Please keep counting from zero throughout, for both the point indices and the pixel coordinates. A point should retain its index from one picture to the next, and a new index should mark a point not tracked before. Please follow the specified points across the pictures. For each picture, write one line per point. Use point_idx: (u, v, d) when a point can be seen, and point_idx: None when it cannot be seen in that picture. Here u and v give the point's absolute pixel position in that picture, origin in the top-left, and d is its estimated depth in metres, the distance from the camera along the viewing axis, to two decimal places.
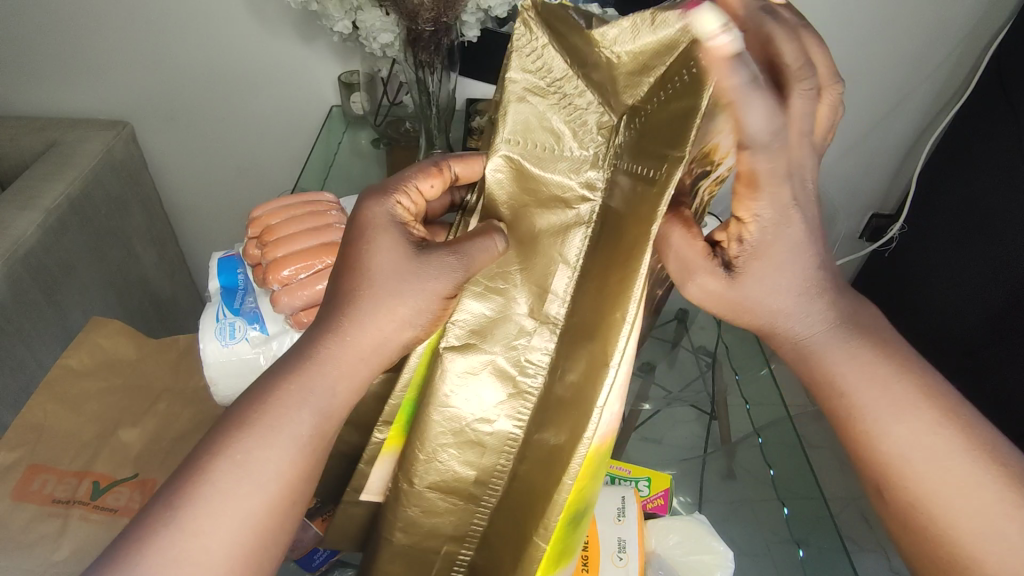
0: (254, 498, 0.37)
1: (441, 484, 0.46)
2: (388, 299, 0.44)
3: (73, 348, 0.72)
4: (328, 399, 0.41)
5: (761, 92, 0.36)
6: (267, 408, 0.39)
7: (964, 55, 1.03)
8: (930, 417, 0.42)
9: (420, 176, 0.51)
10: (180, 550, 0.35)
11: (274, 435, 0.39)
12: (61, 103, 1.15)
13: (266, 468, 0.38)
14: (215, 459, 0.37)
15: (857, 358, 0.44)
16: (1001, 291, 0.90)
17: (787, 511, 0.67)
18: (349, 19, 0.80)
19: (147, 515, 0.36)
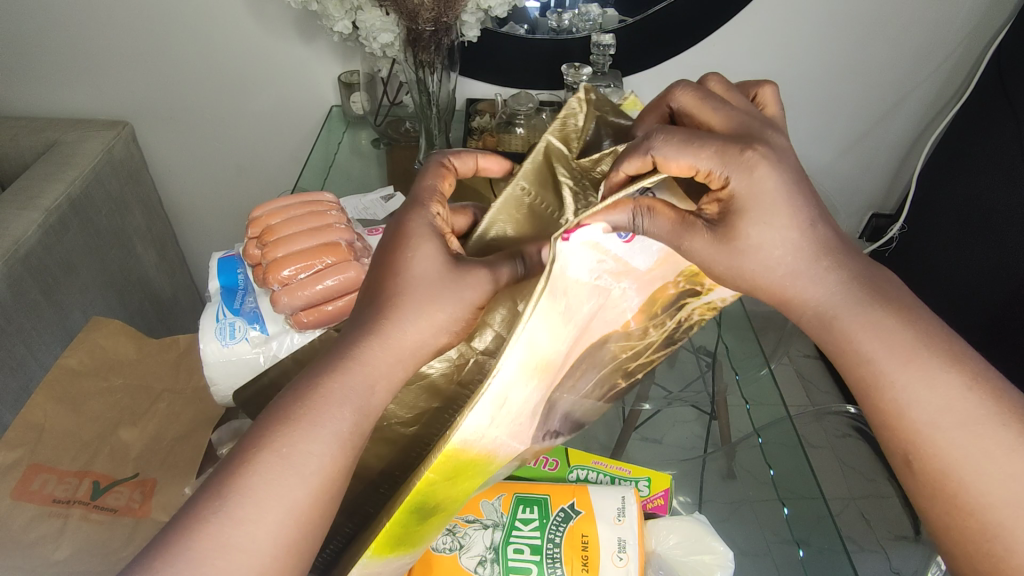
0: (297, 491, 0.38)
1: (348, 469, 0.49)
2: (427, 303, 0.44)
3: (73, 348, 0.72)
4: (367, 396, 0.41)
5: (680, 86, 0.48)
6: (309, 401, 0.40)
7: (963, 55, 1.04)
8: (948, 411, 0.42)
9: (434, 177, 0.51)
10: (227, 539, 0.35)
11: (317, 429, 0.39)
12: (61, 103, 1.15)
13: (310, 461, 0.38)
14: (261, 452, 0.38)
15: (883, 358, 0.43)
16: (1001, 290, 0.90)
17: (787, 511, 0.64)
18: (349, 19, 0.79)
19: (198, 502, 0.37)
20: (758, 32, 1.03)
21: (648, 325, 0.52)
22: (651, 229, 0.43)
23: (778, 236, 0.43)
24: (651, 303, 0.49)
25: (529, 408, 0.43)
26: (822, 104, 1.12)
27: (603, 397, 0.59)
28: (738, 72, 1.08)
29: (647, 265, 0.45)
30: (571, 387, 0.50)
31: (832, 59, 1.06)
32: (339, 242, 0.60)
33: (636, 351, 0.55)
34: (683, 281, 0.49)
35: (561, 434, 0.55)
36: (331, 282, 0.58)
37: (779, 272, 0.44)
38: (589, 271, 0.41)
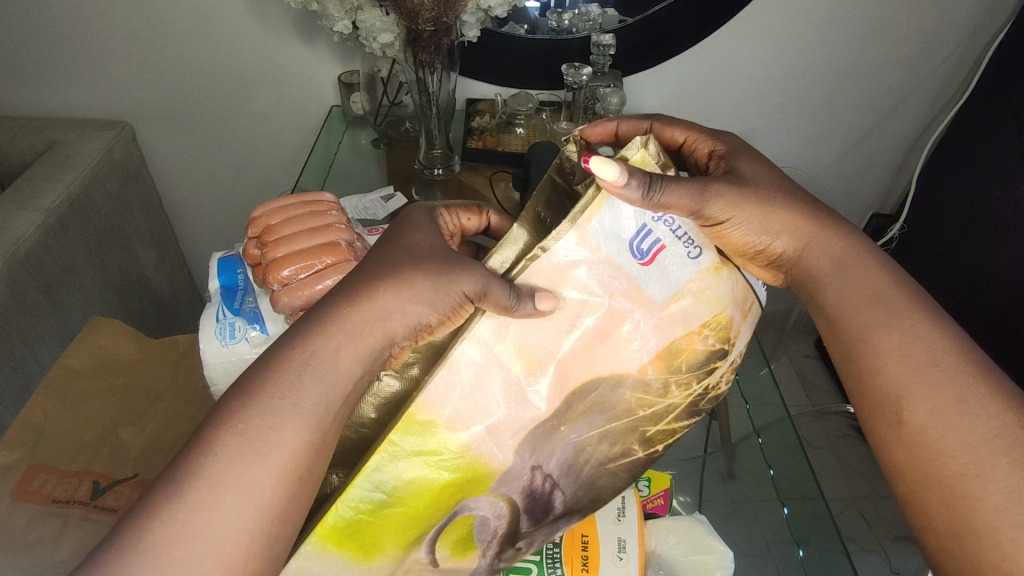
0: (255, 468, 0.38)
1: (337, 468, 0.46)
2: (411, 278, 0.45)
3: (73, 348, 0.73)
4: (330, 365, 0.41)
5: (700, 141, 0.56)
6: (276, 377, 0.40)
7: (964, 55, 1.04)
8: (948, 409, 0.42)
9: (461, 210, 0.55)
10: (186, 523, 0.35)
11: (277, 404, 0.39)
12: (61, 104, 1.15)
13: (269, 438, 0.38)
14: (219, 432, 0.38)
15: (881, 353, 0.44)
16: (1001, 291, 0.90)
17: (787, 511, 0.65)
18: (349, 19, 0.79)
19: (160, 490, 0.36)
20: (758, 33, 1.03)
21: (670, 381, 0.48)
22: (672, 197, 0.42)
23: (767, 179, 0.51)
24: (673, 353, 0.47)
25: (514, 406, 0.44)
26: (823, 104, 1.12)
27: (610, 465, 0.49)
28: (738, 72, 1.08)
29: (662, 301, 0.45)
30: (569, 423, 0.47)
31: (832, 59, 1.06)
32: (339, 242, 0.60)
33: (656, 414, 0.49)
34: (710, 334, 0.48)
35: (559, 492, 0.49)
36: (331, 282, 0.58)
37: (789, 225, 0.49)
38: (589, 276, 0.43)
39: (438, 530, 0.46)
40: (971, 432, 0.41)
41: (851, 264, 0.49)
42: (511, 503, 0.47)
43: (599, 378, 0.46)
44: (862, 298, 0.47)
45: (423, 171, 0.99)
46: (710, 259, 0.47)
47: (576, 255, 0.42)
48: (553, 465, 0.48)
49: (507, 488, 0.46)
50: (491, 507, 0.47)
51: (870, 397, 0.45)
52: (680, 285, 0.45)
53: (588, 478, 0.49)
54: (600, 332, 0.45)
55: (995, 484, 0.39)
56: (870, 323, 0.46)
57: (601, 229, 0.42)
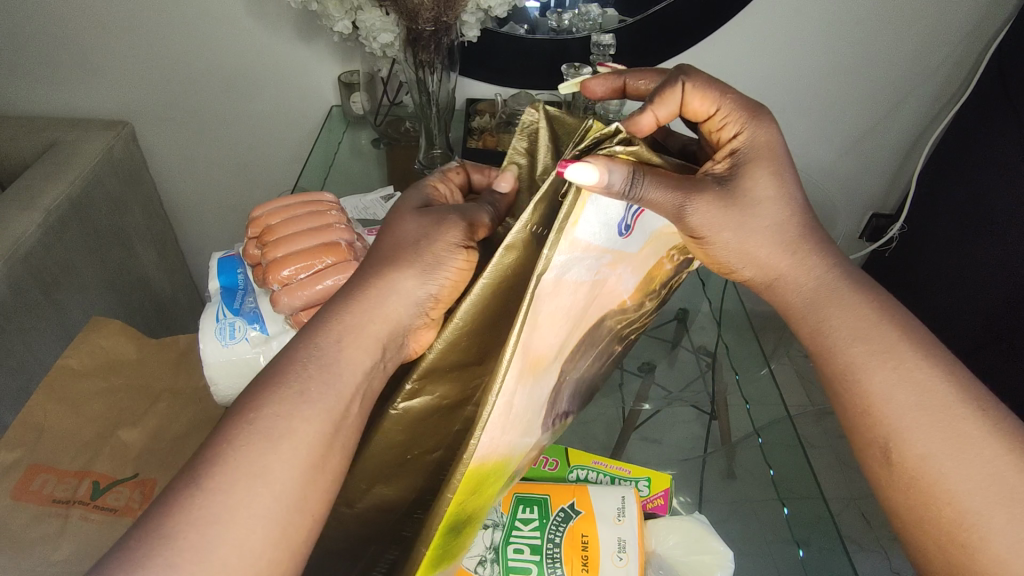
0: (256, 483, 0.37)
1: (377, 481, 0.48)
2: (419, 265, 0.46)
3: (74, 348, 0.72)
4: (334, 356, 0.42)
5: (714, 117, 0.50)
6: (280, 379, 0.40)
7: (963, 56, 1.04)
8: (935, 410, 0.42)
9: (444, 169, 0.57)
10: (183, 540, 0.35)
11: (275, 420, 0.39)
12: (62, 104, 1.15)
13: (267, 454, 0.38)
14: (217, 447, 0.38)
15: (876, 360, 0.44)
16: (1001, 291, 0.90)
17: (786, 511, 0.64)
18: (349, 19, 0.79)
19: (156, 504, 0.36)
20: (757, 33, 1.03)
21: (645, 298, 0.53)
22: (655, 200, 0.41)
23: (766, 201, 0.48)
24: (648, 282, 0.51)
25: (535, 407, 0.44)
26: (823, 103, 1.11)
27: (599, 368, 0.56)
28: (738, 72, 1.08)
29: (639, 247, 0.46)
30: (571, 369, 0.49)
31: (831, 58, 1.05)
32: (339, 242, 0.60)
33: (632, 321, 0.55)
34: (675, 255, 0.53)
35: (569, 413, 0.55)
36: (332, 282, 0.58)
37: (768, 250, 0.48)
38: (583, 267, 0.40)
39: (492, 505, 0.49)
40: (965, 477, 0.41)
41: (825, 299, 0.48)
42: (538, 445, 0.52)
43: (585, 335, 0.47)
44: (844, 336, 0.46)
45: (424, 171, 0.99)
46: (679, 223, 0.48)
47: (575, 251, 0.38)
48: (563, 406, 0.51)
49: (535, 441, 0.50)
50: (524, 461, 0.51)
51: (864, 437, 0.45)
52: (652, 230, 0.47)
53: (583, 388, 0.55)
54: (595, 303, 0.45)
55: (998, 536, 0.40)
56: (852, 363, 0.45)
57: (589, 219, 0.38)
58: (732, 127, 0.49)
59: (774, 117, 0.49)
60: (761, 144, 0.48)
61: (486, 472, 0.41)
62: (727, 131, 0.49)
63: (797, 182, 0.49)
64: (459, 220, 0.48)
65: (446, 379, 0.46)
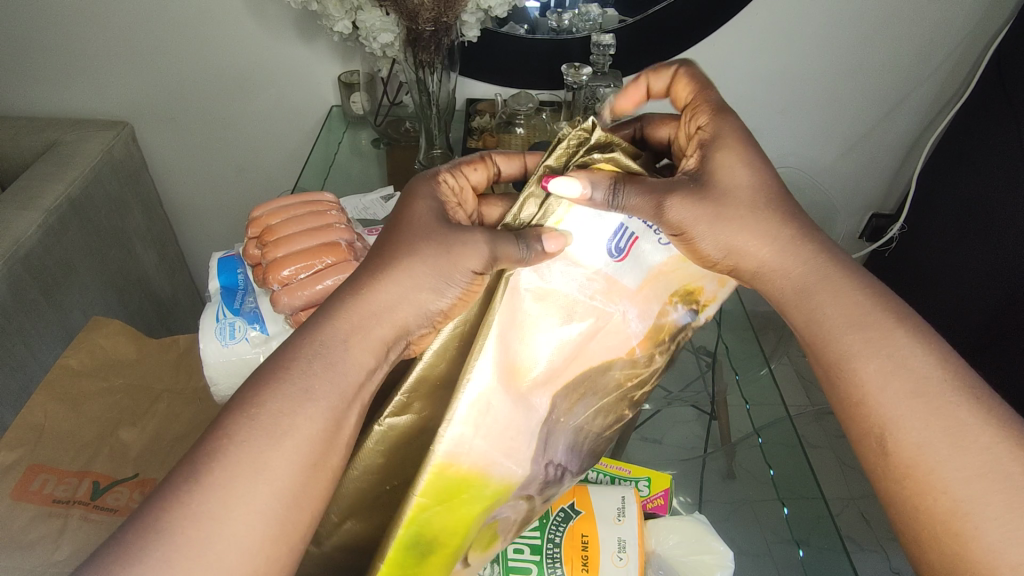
0: (253, 484, 0.37)
1: (354, 509, 0.46)
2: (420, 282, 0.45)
3: (74, 348, 0.73)
4: (327, 357, 0.42)
5: (690, 112, 0.51)
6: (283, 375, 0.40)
7: (963, 56, 1.04)
8: (934, 413, 0.42)
9: (467, 164, 0.53)
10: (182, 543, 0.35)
11: (273, 421, 0.39)
12: (62, 104, 1.15)
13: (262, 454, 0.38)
14: (214, 450, 0.38)
15: (873, 362, 0.44)
16: (1001, 291, 0.90)
17: (786, 511, 0.64)
18: (349, 18, 0.79)
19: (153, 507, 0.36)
20: (756, 33, 1.03)
21: (656, 352, 0.49)
22: (629, 204, 0.44)
23: (741, 189, 0.47)
24: (657, 330, 0.48)
25: (519, 429, 0.44)
26: (823, 103, 1.11)
27: (607, 433, 0.52)
28: (738, 72, 1.08)
29: (637, 284, 0.47)
30: (566, 414, 0.47)
31: (832, 58, 1.05)
32: (339, 242, 0.60)
33: (643, 381, 0.51)
34: (680, 301, 0.49)
35: (567, 474, 0.49)
36: (332, 282, 0.58)
37: (749, 239, 0.47)
38: (567, 279, 0.45)
39: (468, 545, 0.45)
40: (961, 466, 0.40)
41: (816, 285, 0.47)
42: (528, 502, 0.47)
43: (587, 370, 0.47)
44: (838, 322, 0.46)
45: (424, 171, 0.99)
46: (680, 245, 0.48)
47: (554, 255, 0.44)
48: (558, 453, 0.47)
49: (525, 490, 0.46)
50: (513, 509, 0.46)
51: (858, 427, 0.44)
52: (653, 265, 0.47)
53: (589, 450, 0.51)
54: (591, 334, 0.46)
55: (990, 525, 0.39)
56: (850, 351, 0.45)
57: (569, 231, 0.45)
58: (701, 116, 0.50)
59: (735, 111, 0.49)
60: (727, 133, 0.48)
61: (458, 485, 0.41)
62: (694, 117, 0.50)
63: (772, 169, 0.48)
64: (482, 241, 0.45)
65: (437, 400, 0.45)
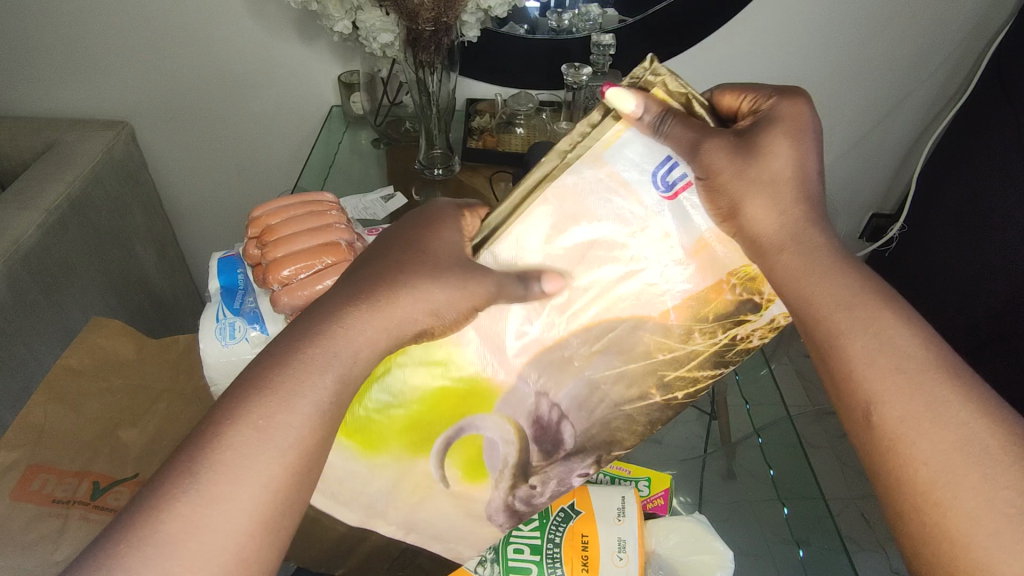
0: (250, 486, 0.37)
1: None
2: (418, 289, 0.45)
3: (73, 348, 0.72)
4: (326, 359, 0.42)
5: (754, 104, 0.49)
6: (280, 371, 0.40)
7: (964, 56, 1.04)
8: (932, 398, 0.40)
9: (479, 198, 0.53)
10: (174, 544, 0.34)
11: (267, 423, 0.38)
12: (61, 104, 1.15)
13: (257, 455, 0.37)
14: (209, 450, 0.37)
15: (873, 339, 0.43)
16: (999, 292, 0.90)
17: (787, 511, 0.64)
18: (348, 19, 0.79)
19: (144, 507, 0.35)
20: (756, 34, 1.03)
21: (695, 328, 0.49)
22: (672, 134, 0.43)
23: (783, 162, 0.46)
24: (701, 301, 0.49)
25: (516, 340, 0.49)
26: (823, 103, 1.11)
27: (627, 407, 0.52)
28: (737, 71, 1.08)
29: (684, 244, 0.47)
30: (584, 359, 0.50)
31: (832, 58, 1.05)
32: (339, 242, 0.60)
33: (676, 361, 0.50)
34: (738, 284, 0.49)
35: (568, 424, 0.52)
36: (331, 282, 0.58)
37: (767, 203, 0.46)
38: (607, 212, 0.45)
39: (444, 443, 0.51)
40: (942, 439, 0.39)
41: (808, 271, 0.45)
42: (517, 429, 0.52)
43: (615, 322, 0.49)
44: (827, 301, 0.44)
45: (424, 171, 0.99)
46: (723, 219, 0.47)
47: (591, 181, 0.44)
48: (561, 395, 0.51)
49: (512, 412, 0.51)
50: (497, 428, 0.51)
51: (844, 403, 0.43)
52: (704, 230, 0.47)
53: (603, 414, 0.52)
54: (615, 276, 0.48)
55: (966, 507, 0.38)
56: (836, 329, 0.44)
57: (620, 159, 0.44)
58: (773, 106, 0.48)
59: (806, 97, 0.48)
60: (788, 116, 0.47)
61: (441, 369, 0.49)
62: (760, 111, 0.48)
63: (818, 147, 0.47)
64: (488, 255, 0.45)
65: None
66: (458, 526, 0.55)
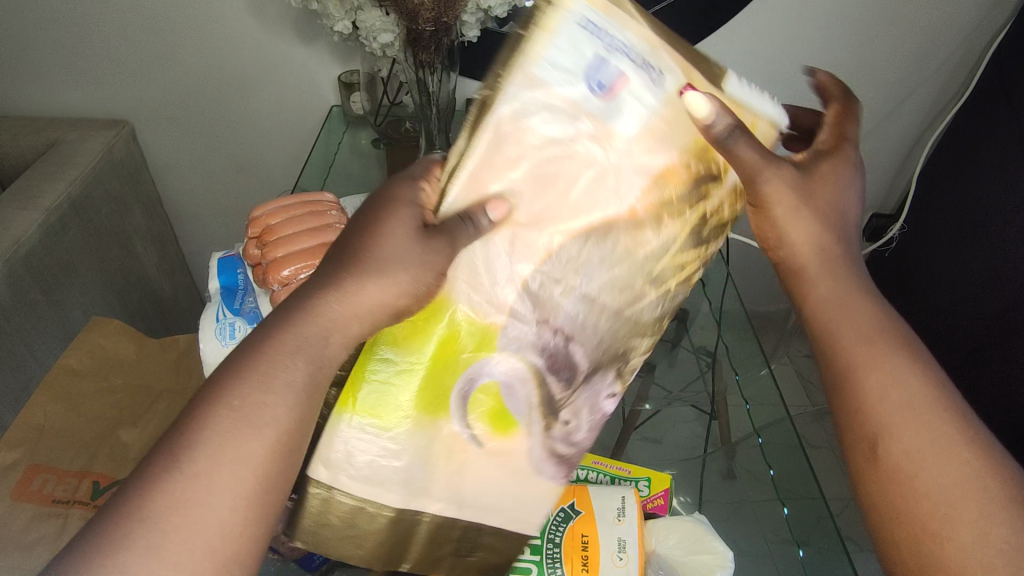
0: (232, 487, 0.36)
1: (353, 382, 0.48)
2: (392, 268, 0.43)
3: (73, 348, 0.72)
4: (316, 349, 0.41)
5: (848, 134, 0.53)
6: (282, 371, 0.39)
7: (965, 55, 1.04)
8: (941, 443, 0.42)
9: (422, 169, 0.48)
10: (154, 544, 0.34)
11: (244, 424, 0.38)
12: (62, 104, 1.15)
13: (238, 457, 0.37)
14: (180, 454, 0.36)
15: (896, 381, 0.44)
16: (997, 296, 0.89)
17: (787, 512, 0.64)
18: (349, 19, 0.79)
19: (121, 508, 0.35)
20: (756, 33, 1.03)
21: (666, 212, 0.44)
22: (739, 150, 0.43)
23: (834, 199, 0.50)
24: (666, 183, 0.43)
25: (502, 269, 0.43)
26: (823, 103, 1.11)
27: (625, 312, 0.47)
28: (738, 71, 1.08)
29: (642, 127, 0.41)
30: (570, 278, 0.44)
31: (832, 57, 1.05)
32: None
33: (655, 255, 0.46)
34: (696, 157, 0.44)
35: (579, 345, 0.46)
36: None
37: (806, 224, 0.48)
38: (551, 123, 0.40)
39: (457, 395, 0.45)
40: (942, 475, 0.41)
41: (844, 297, 0.48)
42: (529, 363, 0.46)
43: (592, 232, 0.43)
44: (849, 338, 0.46)
45: None
46: (676, 83, 0.41)
47: (526, 97, 0.39)
48: (562, 319, 0.45)
49: (519, 344, 0.45)
50: (508, 365, 0.45)
51: (852, 430, 0.44)
52: (660, 108, 0.41)
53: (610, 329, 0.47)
54: (576, 192, 0.42)
55: (963, 542, 0.39)
56: (854, 362, 0.45)
57: (552, 65, 0.39)
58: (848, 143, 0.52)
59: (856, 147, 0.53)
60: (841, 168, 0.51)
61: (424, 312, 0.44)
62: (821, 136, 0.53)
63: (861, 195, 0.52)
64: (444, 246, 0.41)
65: None
66: (509, 488, 0.49)
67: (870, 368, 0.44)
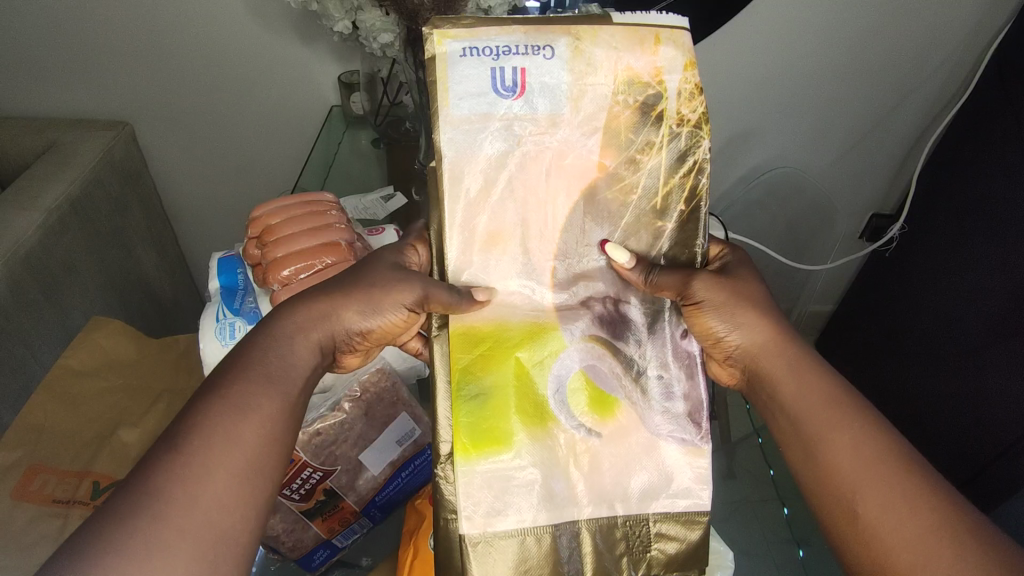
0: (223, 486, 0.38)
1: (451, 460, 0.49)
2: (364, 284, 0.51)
3: (74, 348, 0.72)
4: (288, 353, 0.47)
5: None
6: (263, 378, 0.44)
7: (965, 55, 1.04)
8: (908, 497, 0.43)
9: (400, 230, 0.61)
10: (144, 536, 0.35)
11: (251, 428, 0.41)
12: (61, 104, 1.15)
13: (232, 457, 0.39)
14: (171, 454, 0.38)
15: (855, 442, 0.46)
16: (998, 301, 0.88)
17: (787, 512, 0.69)
18: (349, 19, 0.79)
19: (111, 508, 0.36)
20: (756, 33, 1.03)
21: (633, 154, 0.52)
22: (663, 280, 0.53)
23: (750, 284, 0.56)
24: (615, 135, 0.52)
25: (530, 263, 0.53)
26: (822, 103, 1.11)
27: (653, 251, 0.55)
28: (738, 72, 1.08)
29: (566, 104, 0.51)
30: (584, 248, 0.54)
31: (832, 57, 1.05)
32: (339, 242, 0.60)
33: (646, 194, 0.53)
34: (627, 94, 0.51)
35: (625, 304, 0.55)
36: None
37: (724, 318, 0.54)
38: (494, 142, 0.51)
39: (556, 396, 0.51)
40: (917, 521, 0.42)
41: (797, 372, 0.51)
42: (599, 341, 0.53)
43: (577, 197, 0.53)
44: (806, 405, 0.49)
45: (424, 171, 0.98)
46: (567, 46, 0.50)
47: (458, 138, 0.50)
48: (600, 288, 0.54)
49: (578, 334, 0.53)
50: (585, 351, 0.52)
51: (829, 500, 0.46)
52: (568, 82, 0.50)
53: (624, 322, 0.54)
54: (549, 167, 0.52)
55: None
56: (815, 428, 0.48)
57: (458, 105, 0.49)
58: None
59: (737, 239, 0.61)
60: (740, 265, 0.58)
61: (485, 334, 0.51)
62: None
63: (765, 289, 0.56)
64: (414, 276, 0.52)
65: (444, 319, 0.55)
66: (654, 474, 0.50)
67: (830, 430, 0.47)
